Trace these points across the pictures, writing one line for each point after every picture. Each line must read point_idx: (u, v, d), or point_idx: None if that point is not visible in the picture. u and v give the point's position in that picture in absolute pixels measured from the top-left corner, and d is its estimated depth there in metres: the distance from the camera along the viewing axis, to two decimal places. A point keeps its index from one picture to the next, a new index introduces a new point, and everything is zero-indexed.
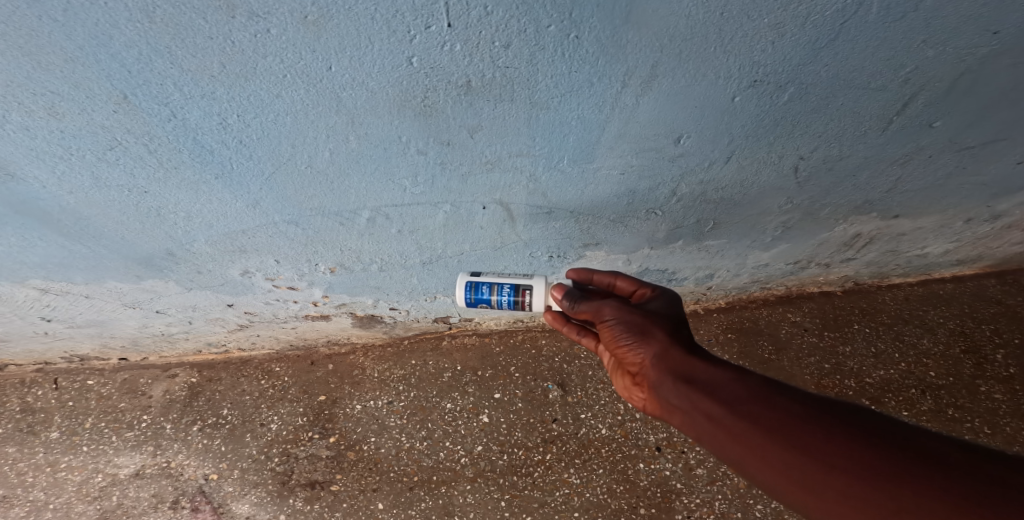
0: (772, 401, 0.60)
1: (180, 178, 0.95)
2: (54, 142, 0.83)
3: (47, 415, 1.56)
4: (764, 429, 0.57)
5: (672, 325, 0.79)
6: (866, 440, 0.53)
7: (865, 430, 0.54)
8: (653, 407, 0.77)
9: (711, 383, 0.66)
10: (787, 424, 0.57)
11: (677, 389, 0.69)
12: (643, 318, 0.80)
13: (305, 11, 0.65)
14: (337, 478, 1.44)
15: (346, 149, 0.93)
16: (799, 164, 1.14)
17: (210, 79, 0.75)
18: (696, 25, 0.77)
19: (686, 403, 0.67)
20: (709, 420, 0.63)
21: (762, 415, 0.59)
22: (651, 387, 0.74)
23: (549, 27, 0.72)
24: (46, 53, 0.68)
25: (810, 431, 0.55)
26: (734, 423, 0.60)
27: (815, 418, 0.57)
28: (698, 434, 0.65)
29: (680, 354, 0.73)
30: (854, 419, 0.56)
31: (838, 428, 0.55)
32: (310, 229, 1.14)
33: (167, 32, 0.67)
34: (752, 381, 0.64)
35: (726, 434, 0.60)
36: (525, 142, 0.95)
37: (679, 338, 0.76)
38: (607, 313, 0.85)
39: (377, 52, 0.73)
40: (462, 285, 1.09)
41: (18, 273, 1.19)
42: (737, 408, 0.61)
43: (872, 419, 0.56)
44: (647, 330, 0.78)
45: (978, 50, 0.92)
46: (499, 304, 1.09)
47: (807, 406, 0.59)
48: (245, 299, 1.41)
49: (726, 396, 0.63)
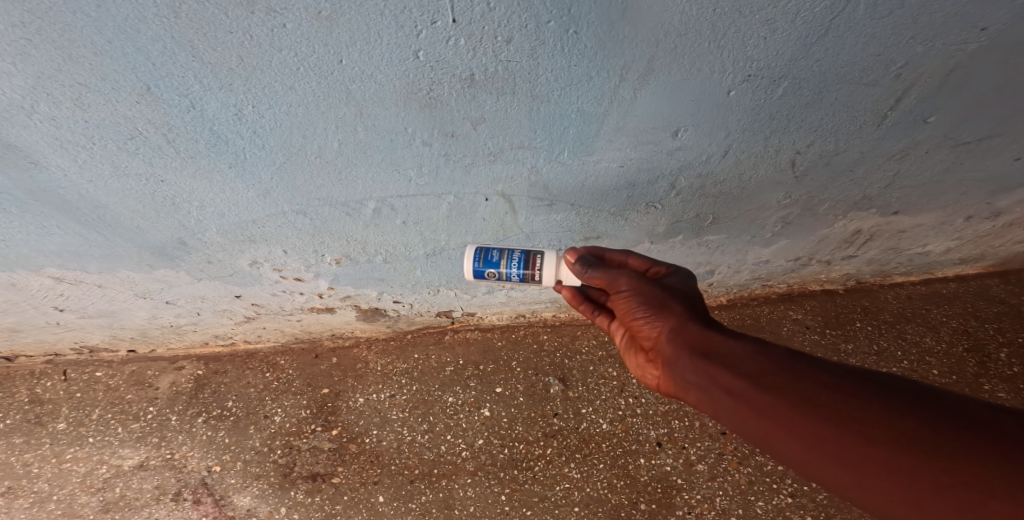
0: (798, 372, 0.59)
1: (195, 168, 0.98)
2: (78, 132, 0.87)
3: (55, 406, 1.59)
4: (789, 402, 0.56)
5: (689, 301, 0.81)
6: (904, 409, 0.51)
7: (905, 398, 0.52)
8: (669, 385, 0.79)
9: (730, 356, 0.66)
10: (816, 394, 0.56)
11: (696, 365, 0.70)
12: (660, 292, 0.82)
13: (318, 7, 0.68)
14: (338, 470, 1.45)
15: (353, 140, 0.96)
16: (796, 158, 1.16)
17: (228, 71, 0.78)
18: (689, 21, 0.80)
19: (704, 379, 0.68)
20: (730, 395, 0.63)
21: (786, 387, 0.58)
22: (667, 363, 0.76)
23: (549, 23, 0.75)
24: (78, 46, 0.71)
25: (841, 402, 0.54)
26: (757, 397, 0.60)
27: (847, 389, 0.55)
28: (716, 410, 0.67)
29: (698, 329, 0.74)
30: (892, 388, 0.54)
31: (872, 397, 0.53)
32: (317, 219, 1.17)
33: (191, 27, 0.70)
34: (775, 353, 0.64)
35: (749, 409, 0.60)
36: (527, 135, 0.98)
37: (695, 314, 0.78)
38: (623, 285, 0.87)
39: (386, 47, 0.76)
40: (473, 253, 1.11)
41: (34, 262, 1.22)
42: (760, 381, 0.60)
43: (915, 385, 0.54)
44: (665, 304, 0.80)
45: (967, 46, 0.94)
46: (508, 276, 1.09)
47: (838, 376, 0.57)
48: (252, 290, 1.44)
49: (748, 370, 0.63)
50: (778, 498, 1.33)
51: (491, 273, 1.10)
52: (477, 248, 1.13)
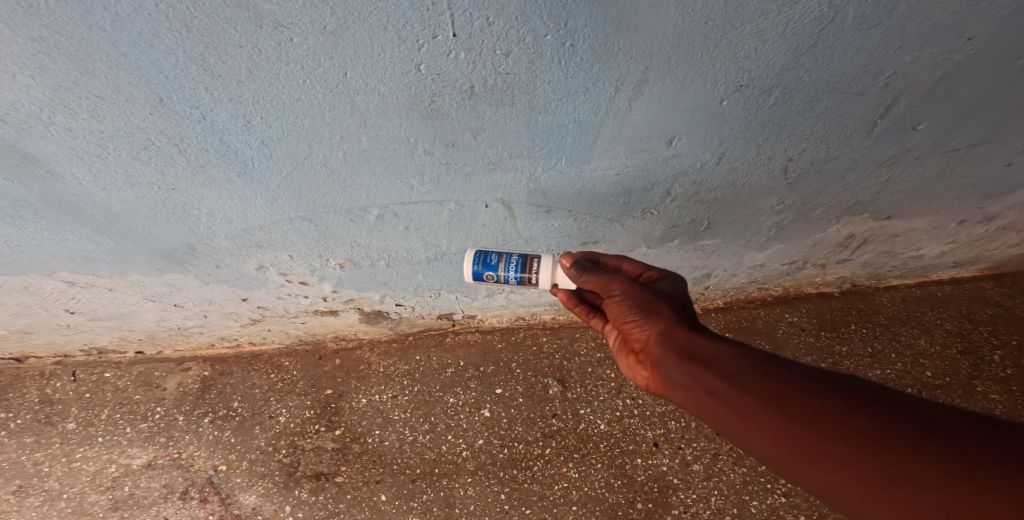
0: (773, 373, 0.63)
1: (206, 176, 1.01)
2: (93, 142, 0.90)
3: (65, 407, 1.63)
4: (764, 402, 0.60)
5: (678, 305, 0.84)
6: (863, 407, 0.55)
7: (865, 398, 0.56)
8: (657, 385, 0.82)
9: (714, 358, 0.69)
10: (788, 394, 0.59)
11: (681, 366, 0.73)
12: (650, 296, 0.85)
13: (324, 22, 0.71)
14: (342, 470, 1.49)
15: (358, 149, 0.99)
16: (789, 165, 1.19)
17: (238, 84, 0.82)
18: (682, 33, 0.82)
19: (689, 379, 0.71)
20: (711, 395, 0.66)
21: (762, 387, 0.61)
22: (655, 364, 0.79)
23: (546, 37, 0.78)
24: (94, 59, 0.74)
25: (809, 402, 0.57)
26: (736, 397, 0.63)
27: (816, 390, 0.59)
28: (699, 409, 0.69)
29: (684, 332, 0.77)
30: (855, 389, 0.58)
31: (837, 397, 0.57)
32: (322, 225, 1.20)
33: (202, 41, 0.73)
34: (754, 355, 0.67)
35: (728, 409, 0.63)
36: (525, 144, 1.01)
37: (684, 317, 0.81)
38: (616, 289, 0.90)
39: (389, 60, 0.79)
40: (473, 256, 1.13)
41: (46, 266, 1.26)
42: (739, 382, 0.64)
43: (874, 387, 0.58)
44: (654, 308, 0.83)
45: (955, 55, 0.97)
46: (507, 279, 1.13)
47: (808, 377, 0.61)
48: (258, 294, 1.47)
49: (728, 371, 0.66)
50: (773, 497, 1.36)
51: (489, 275, 1.13)
52: (476, 251, 1.16)
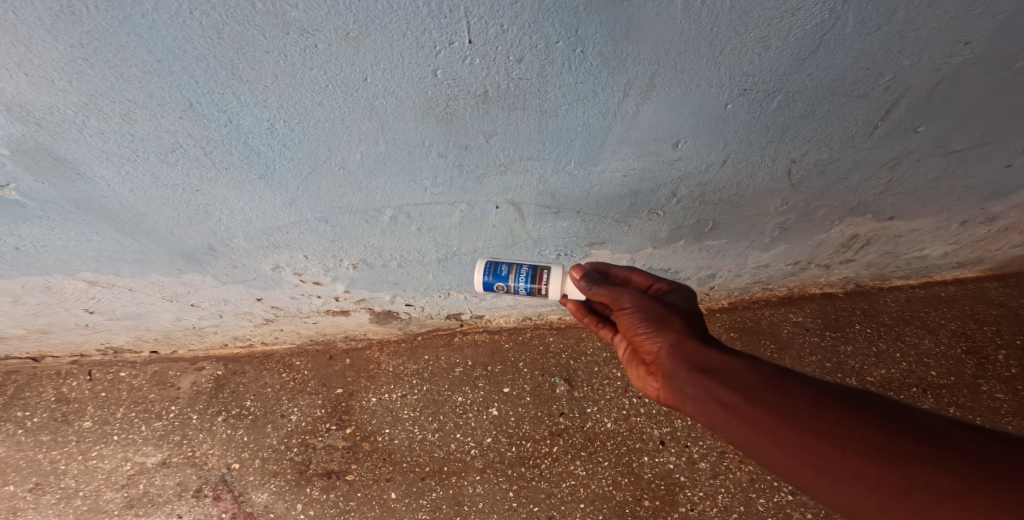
0: (786, 387, 0.65)
1: (229, 178, 1.05)
2: (124, 145, 0.94)
3: (81, 406, 1.66)
4: (776, 415, 0.62)
5: (688, 317, 0.86)
6: (875, 422, 0.57)
7: (877, 413, 0.59)
8: (668, 396, 0.84)
9: (726, 371, 0.72)
10: (800, 409, 0.62)
11: (693, 379, 0.75)
12: (660, 309, 0.87)
13: (347, 28, 0.75)
14: (352, 468, 1.51)
15: (375, 151, 1.02)
16: (792, 167, 1.22)
17: (264, 88, 0.85)
18: (689, 39, 0.85)
19: (700, 392, 0.73)
20: (724, 407, 0.69)
21: (774, 401, 0.64)
22: (666, 376, 0.81)
23: (558, 44, 0.82)
24: (130, 65, 0.78)
25: (820, 416, 0.60)
26: (748, 409, 0.65)
27: (828, 404, 0.61)
28: (712, 421, 0.72)
29: (696, 345, 0.80)
30: (866, 403, 0.61)
31: (848, 413, 0.59)
32: (338, 226, 1.23)
33: (231, 47, 0.76)
34: (766, 369, 0.69)
35: (741, 421, 0.66)
36: (536, 147, 1.04)
37: (694, 330, 0.83)
38: (626, 302, 0.92)
39: (407, 66, 0.83)
40: (481, 267, 1.16)
41: (69, 266, 1.29)
42: (751, 395, 0.66)
43: (885, 402, 0.61)
44: (665, 321, 0.86)
45: (953, 59, 0.99)
46: (517, 291, 1.15)
47: (820, 391, 0.63)
48: (273, 294, 1.51)
49: (741, 384, 0.68)
50: (779, 496, 1.37)
51: (500, 286, 1.16)
52: (486, 262, 1.19)
